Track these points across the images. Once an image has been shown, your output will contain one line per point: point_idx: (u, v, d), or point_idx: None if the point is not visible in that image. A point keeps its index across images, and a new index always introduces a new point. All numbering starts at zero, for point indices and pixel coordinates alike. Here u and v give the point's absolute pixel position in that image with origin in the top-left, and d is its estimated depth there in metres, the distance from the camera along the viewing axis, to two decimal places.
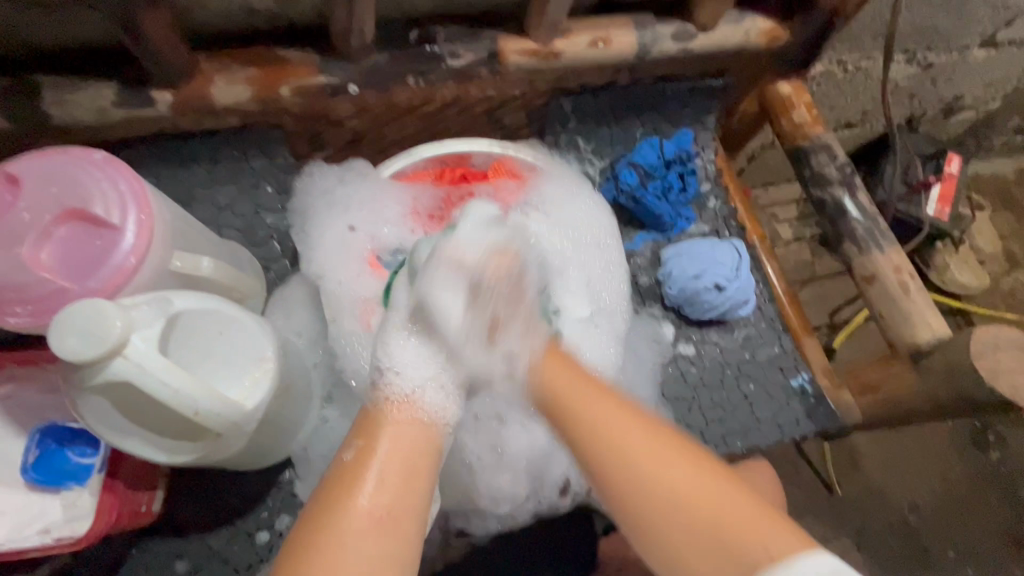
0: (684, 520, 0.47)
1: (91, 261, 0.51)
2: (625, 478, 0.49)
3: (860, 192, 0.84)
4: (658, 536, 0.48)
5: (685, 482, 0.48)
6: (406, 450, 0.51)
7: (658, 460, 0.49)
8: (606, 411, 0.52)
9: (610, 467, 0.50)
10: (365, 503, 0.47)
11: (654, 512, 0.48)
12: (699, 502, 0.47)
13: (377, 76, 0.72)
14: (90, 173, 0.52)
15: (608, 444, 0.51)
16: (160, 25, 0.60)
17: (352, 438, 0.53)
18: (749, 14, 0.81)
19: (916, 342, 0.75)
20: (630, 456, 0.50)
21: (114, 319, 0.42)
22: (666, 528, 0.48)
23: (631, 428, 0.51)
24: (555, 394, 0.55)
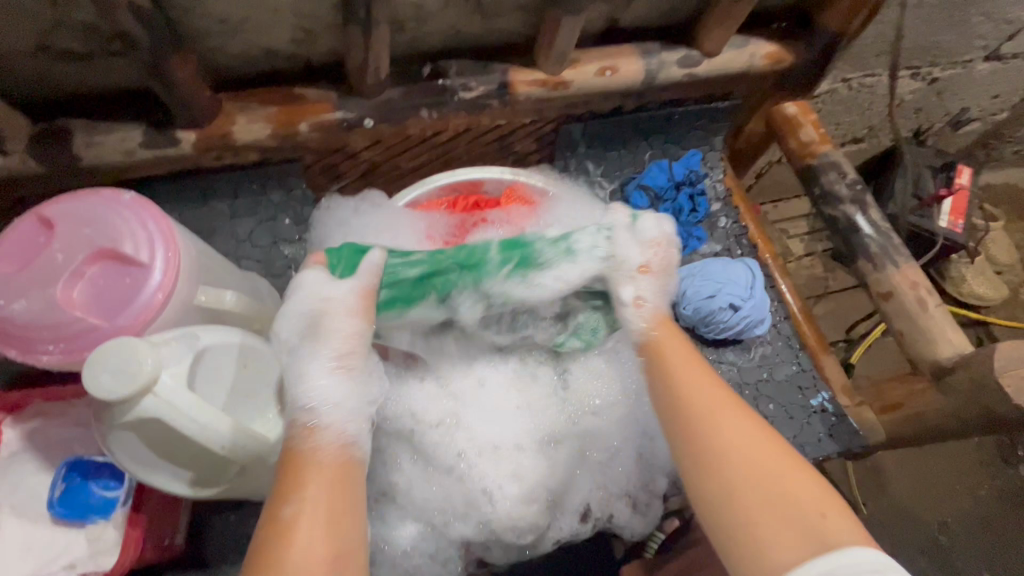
0: (750, 477, 0.46)
1: (121, 298, 0.52)
2: (709, 441, 0.49)
3: (873, 209, 0.84)
4: (718, 498, 0.47)
5: (772, 457, 0.48)
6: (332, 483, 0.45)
7: (751, 428, 0.49)
8: (699, 378, 0.54)
9: (691, 447, 0.50)
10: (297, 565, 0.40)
11: (733, 484, 0.47)
12: (766, 476, 0.46)
13: (391, 110, 0.74)
14: (119, 214, 0.54)
15: (706, 416, 0.51)
16: (185, 69, 0.62)
17: (277, 499, 0.43)
18: (752, 38, 0.83)
19: (937, 359, 0.74)
20: (728, 441, 0.49)
21: (144, 357, 0.43)
22: (741, 512, 0.46)
23: (707, 390, 0.52)
24: (660, 352, 0.57)
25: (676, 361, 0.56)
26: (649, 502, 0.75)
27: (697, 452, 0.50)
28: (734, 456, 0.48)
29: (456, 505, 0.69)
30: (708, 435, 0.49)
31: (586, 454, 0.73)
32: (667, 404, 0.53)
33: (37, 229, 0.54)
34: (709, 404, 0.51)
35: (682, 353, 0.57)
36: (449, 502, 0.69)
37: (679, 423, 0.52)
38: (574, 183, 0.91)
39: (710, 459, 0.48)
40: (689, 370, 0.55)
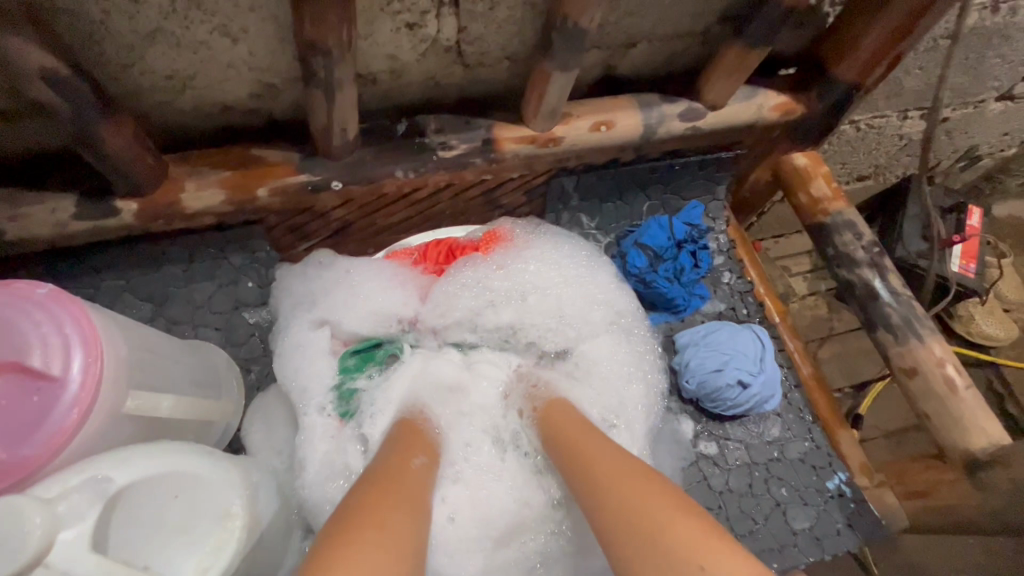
0: (637, 522, 0.44)
1: (26, 421, 0.44)
2: (596, 478, 0.51)
3: (892, 273, 0.77)
4: (618, 541, 0.45)
5: (659, 511, 0.44)
6: (430, 459, 0.58)
7: (641, 478, 0.48)
8: (590, 435, 0.57)
9: (586, 496, 0.50)
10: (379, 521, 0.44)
11: (619, 538, 0.45)
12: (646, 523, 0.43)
13: (363, 171, 0.66)
14: (28, 317, 0.46)
15: (592, 465, 0.53)
16: (119, 136, 0.54)
17: (403, 450, 0.56)
18: (760, 88, 0.76)
19: (970, 449, 0.66)
20: (604, 481, 0.50)
21: (35, 525, 0.35)
22: (626, 549, 0.44)
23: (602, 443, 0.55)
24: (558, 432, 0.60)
25: (600, 449, 0.54)
26: None
27: (590, 496, 0.50)
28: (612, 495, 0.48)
29: None
30: (609, 486, 0.49)
31: (574, 567, 0.68)
32: (581, 469, 0.53)
33: None
34: (607, 462, 0.52)
35: (575, 423, 0.61)
36: None
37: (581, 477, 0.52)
38: (565, 236, 0.83)
39: (602, 501, 0.48)
40: (605, 445, 0.55)
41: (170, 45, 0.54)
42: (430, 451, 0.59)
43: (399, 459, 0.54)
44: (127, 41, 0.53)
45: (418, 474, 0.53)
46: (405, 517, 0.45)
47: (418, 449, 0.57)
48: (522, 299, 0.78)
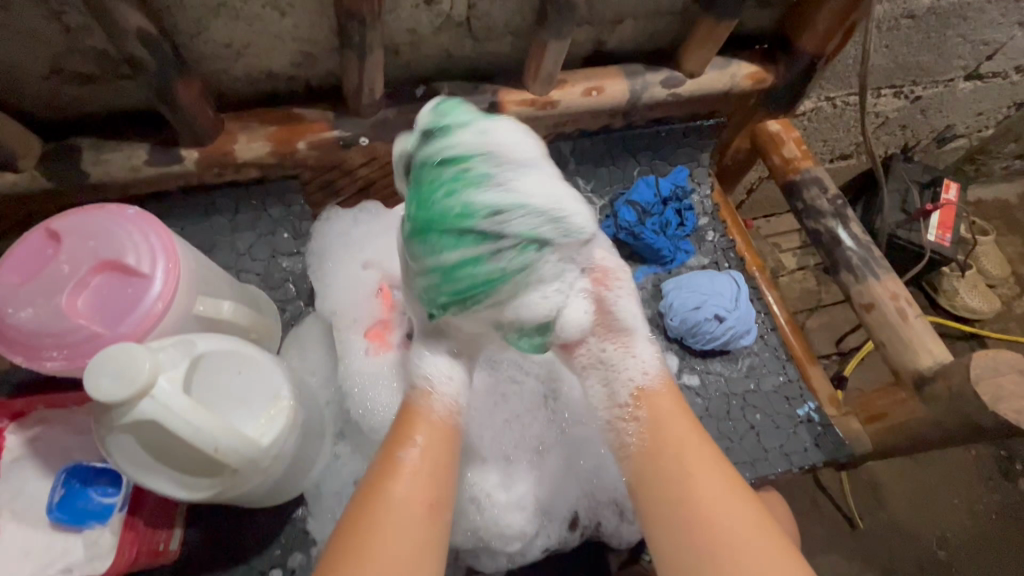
0: (694, 495, 0.53)
1: (123, 307, 0.55)
2: (671, 476, 0.55)
3: (854, 223, 0.86)
4: (674, 501, 0.54)
5: (748, 528, 0.51)
6: (435, 443, 0.57)
7: (727, 485, 0.53)
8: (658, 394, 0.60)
9: (655, 477, 0.56)
10: (403, 492, 0.52)
11: (698, 537, 0.51)
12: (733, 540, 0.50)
13: (386, 129, 0.77)
14: (124, 228, 0.57)
15: (678, 448, 0.56)
16: (189, 90, 0.66)
17: (393, 442, 0.56)
18: (733, 59, 0.86)
19: (918, 367, 0.76)
20: (686, 478, 0.54)
21: (144, 361, 0.46)
22: (695, 548, 0.51)
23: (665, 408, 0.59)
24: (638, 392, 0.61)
25: (664, 402, 0.60)
26: None
27: (662, 476, 0.55)
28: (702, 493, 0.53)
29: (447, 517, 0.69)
30: (668, 454, 0.56)
31: (571, 463, 0.74)
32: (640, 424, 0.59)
33: (45, 242, 0.56)
34: (694, 446, 0.56)
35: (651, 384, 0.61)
36: None
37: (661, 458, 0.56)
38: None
39: (680, 496, 0.53)
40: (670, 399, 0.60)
41: (231, 17, 0.66)
42: (437, 434, 0.57)
43: (388, 456, 0.55)
44: (197, 13, 0.64)
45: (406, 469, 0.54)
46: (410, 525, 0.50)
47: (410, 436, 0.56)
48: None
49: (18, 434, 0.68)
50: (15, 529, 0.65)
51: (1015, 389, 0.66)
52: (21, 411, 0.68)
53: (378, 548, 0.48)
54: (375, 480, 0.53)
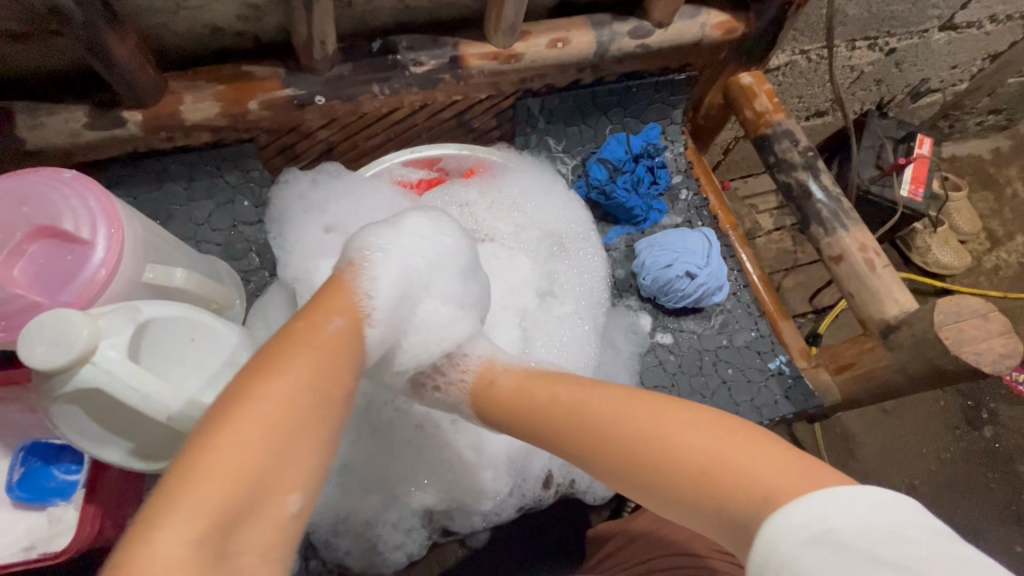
0: (672, 455, 0.46)
1: (63, 275, 0.52)
2: (642, 447, 0.48)
3: (824, 174, 0.86)
4: (659, 471, 0.46)
5: (712, 450, 0.45)
6: (354, 319, 0.54)
7: (672, 417, 0.48)
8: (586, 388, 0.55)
9: (635, 457, 0.48)
10: (297, 365, 0.46)
11: (691, 497, 0.45)
12: (702, 482, 0.44)
13: (342, 86, 0.74)
14: (60, 192, 0.54)
15: (614, 424, 0.50)
16: (125, 45, 0.62)
17: (315, 311, 0.54)
18: (703, 8, 0.83)
19: (884, 317, 0.76)
20: (653, 441, 0.48)
21: (81, 327, 0.44)
22: (698, 499, 0.44)
23: (603, 391, 0.54)
24: (530, 392, 0.58)
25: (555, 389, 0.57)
26: None
27: (625, 460, 0.49)
28: (642, 450, 0.48)
29: (417, 472, 0.72)
30: (614, 428, 0.50)
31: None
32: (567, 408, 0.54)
33: None
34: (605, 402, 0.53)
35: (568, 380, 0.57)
36: (410, 471, 0.72)
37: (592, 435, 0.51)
38: (527, 157, 0.91)
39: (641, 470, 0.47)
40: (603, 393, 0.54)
41: None
42: (355, 310, 0.55)
43: (308, 321, 0.52)
44: None
45: (330, 338, 0.51)
46: (310, 375, 0.46)
47: (336, 310, 0.54)
48: (502, 207, 0.87)
49: None
50: None
51: (976, 333, 0.68)
52: None
53: (259, 409, 0.42)
54: (277, 349, 0.48)
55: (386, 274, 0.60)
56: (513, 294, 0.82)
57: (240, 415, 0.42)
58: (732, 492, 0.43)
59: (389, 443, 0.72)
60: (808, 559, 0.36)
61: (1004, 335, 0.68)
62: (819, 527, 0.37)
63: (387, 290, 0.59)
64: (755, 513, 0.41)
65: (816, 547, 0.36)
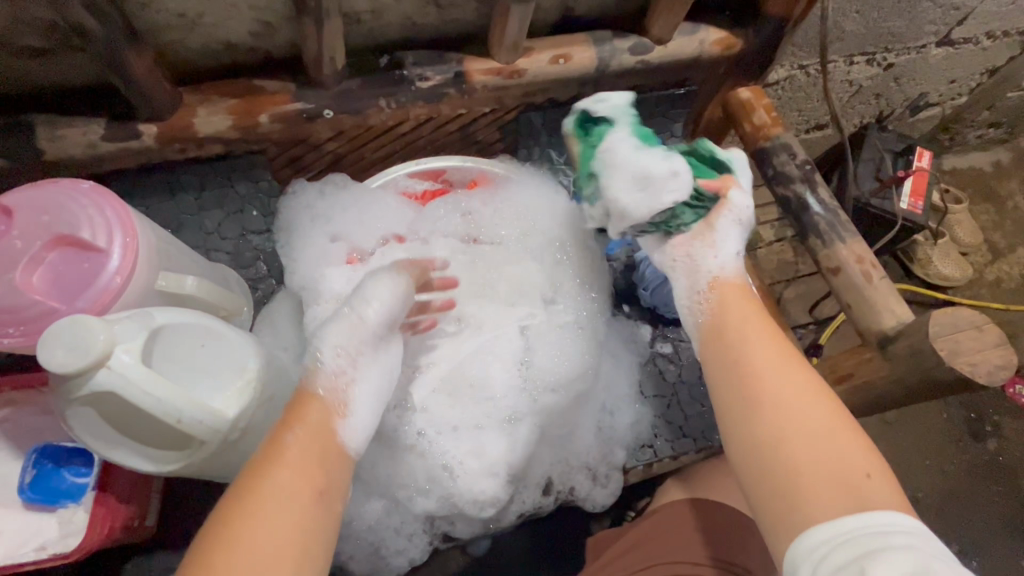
0: (800, 421, 0.49)
1: (80, 282, 0.54)
2: (783, 402, 0.51)
3: (822, 187, 0.87)
4: (777, 429, 0.50)
5: (842, 441, 0.48)
6: (314, 428, 0.54)
7: (808, 395, 0.51)
8: (753, 327, 0.57)
9: (761, 405, 0.51)
10: (289, 474, 0.50)
11: (793, 464, 0.48)
12: (841, 462, 0.47)
13: (349, 100, 0.76)
14: (78, 202, 0.56)
15: (757, 374, 0.53)
16: (142, 61, 0.64)
17: (281, 426, 0.54)
18: (702, 25, 0.85)
19: (882, 328, 0.77)
20: (784, 398, 0.51)
21: (99, 332, 0.45)
22: (807, 463, 0.47)
23: (762, 337, 0.56)
24: (726, 314, 0.59)
25: (728, 321, 0.59)
26: (609, 474, 0.79)
27: (751, 403, 0.52)
28: (780, 416, 0.50)
29: (420, 479, 0.72)
30: (757, 373, 0.53)
31: (544, 428, 0.76)
32: (726, 343, 0.57)
33: None
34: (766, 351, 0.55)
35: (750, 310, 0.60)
36: (411, 479, 0.72)
37: (740, 395, 0.53)
38: (529, 168, 0.91)
39: (771, 442, 0.49)
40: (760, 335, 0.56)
41: None
42: (318, 419, 0.55)
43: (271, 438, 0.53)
44: None
45: (293, 452, 0.52)
46: (286, 495, 0.48)
47: (297, 421, 0.54)
48: (502, 214, 0.86)
49: None
50: None
51: (972, 345, 0.68)
52: None
53: (257, 540, 0.45)
54: (258, 468, 0.50)
55: (371, 379, 0.61)
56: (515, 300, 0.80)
57: (235, 552, 0.45)
58: (852, 487, 0.46)
59: (392, 454, 0.72)
60: (890, 547, 0.41)
61: (999, 346, 0.68)
62: (899, 535, 0.42)
63: (371, 397, 0.61)
64: (879, 503, 0.45)
65: (889, 536, 0.42)
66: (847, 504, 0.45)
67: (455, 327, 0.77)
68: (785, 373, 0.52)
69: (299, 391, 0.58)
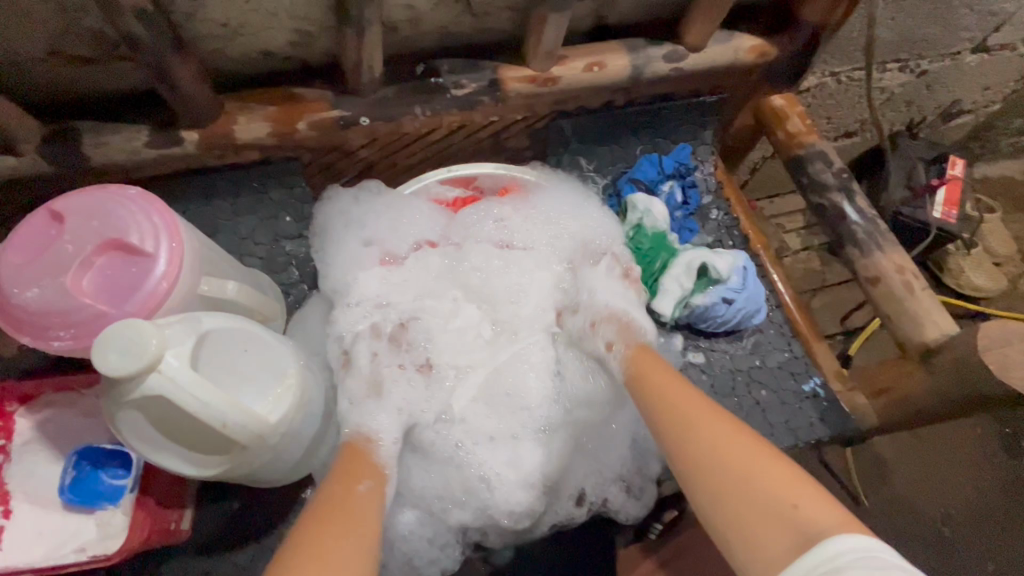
0: (737, 467, 0.52)
1: (129, 286, 0.55)
2: (714, 454, 0.54)
3: (859, 196, 0.86)
4: (721, 481, 0.52)
5: (770, 476, 0.50)
6: (378, 482, 0.61)
7: (730, 440, 0.55)
8: (673, 379, 0.64)
9: (706, 454, 0.55)
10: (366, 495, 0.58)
11: (745, 520, 0.49)
12: (767, 496, 0.49)
13: (385, 107, 0.77)
14: (126, 207, 0.56)
15: (690, 430, 0.57)
16: (187, 69, 0.65)
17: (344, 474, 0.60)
18: (736, 32, 0.85)
19: (924, 340, 0.76)
20: (720, 450, 0.54)
21: (151, 336, 0.46)
22: (755, 510, 0.49)
23: (673, 386, 0.63)
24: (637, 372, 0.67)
25: (653, 376, 0.66)
26: (644, 486, 0.78)
27: (694, 462, 0.55)
28: (731, 471, 0.52)
29: (455, 490, 0.72)
30: (688, 431, 0.57)
31: (578, 439, 0.77)
32: (654, 403, 0.63)
33: (48, 223, 0.56)
34: (705, 424, 0.57)
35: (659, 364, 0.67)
36: (445, 487, 0.72)
37: (688, 456, 0.56)
38: (562, 175, 0.91)
39: (724, 495, 0.52)
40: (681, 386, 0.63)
41: None
42: (377, 474, 0.62)
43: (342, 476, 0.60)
44: None
45: (361, 502, 0.57)
46: (359, 530, 0.54)
47: (358, 464, 0.62)
48: (534, 220, 0.86)
49: (29, 418, 0.68)
50: (23, 510, 0.65)
51: None
52: (30, 395, 0.68)
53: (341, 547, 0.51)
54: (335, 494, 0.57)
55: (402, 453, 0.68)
56: (545, 304, 0.81)
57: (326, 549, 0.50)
58: (793, 518, 0.47)
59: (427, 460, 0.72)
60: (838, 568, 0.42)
61: None
62: (842, 549, 0.43)
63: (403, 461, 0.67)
64: (828, 528, 0.45)
65: (844, 566, 0.42)
66: (798, 544, 0.46)
67: (489, 335, 0.79)
68: (706, 425, 0.57)
69: (348, 448, 0.64)
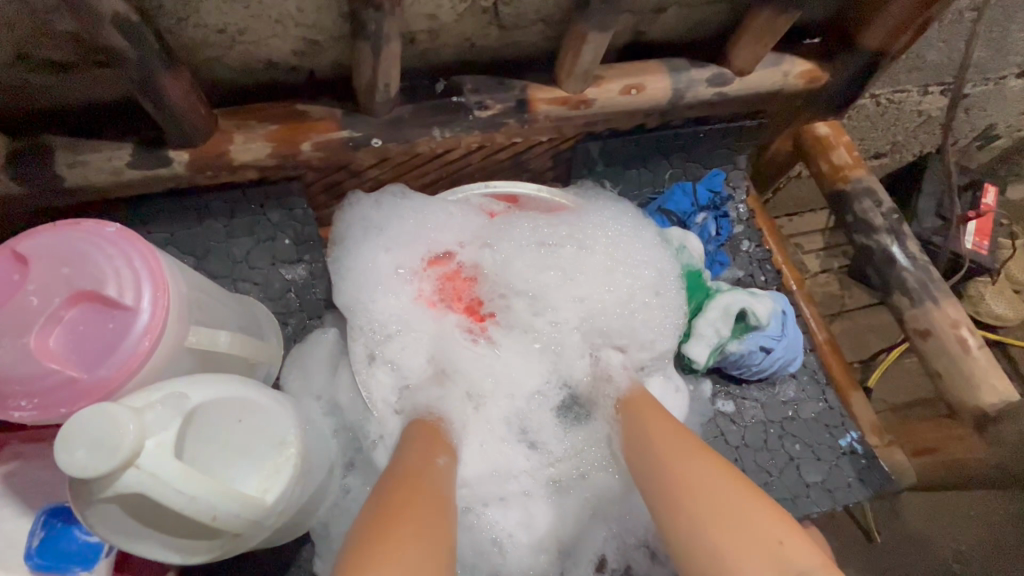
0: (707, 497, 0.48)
1: (104, 346, 0.47)
2: (692, 484, 0.50)
3: (909, 239, 0.79)
4: (687, 511, 0.48)
5: (750, 513, 0.46)
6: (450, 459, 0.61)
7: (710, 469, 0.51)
8: (659, 419, 0.61)
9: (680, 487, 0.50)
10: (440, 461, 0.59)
11: (718, 552, 0.44)
12: (748, 530, 0.44)
13: (400, 129, 0.69)
14: (103, 251, 0.48)
15: (670, 462, 0.53)
16: (178, 85, 0.57)
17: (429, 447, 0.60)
18: (786, 55, 0.77)
19: (980, 405, 0.71)
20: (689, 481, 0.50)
21: (128, 425, 0.38)
22: (715, 539, 0.45)
23: (664, 426, 0.60)
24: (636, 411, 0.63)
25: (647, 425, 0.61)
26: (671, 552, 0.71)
27: (668, 492, 0.51)
28: (705, 501, 0.48)
29: (466, 554, 0.68)
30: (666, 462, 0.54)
31: (592, 509, 0.71)
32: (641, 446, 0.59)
33: (10, 266, 0.48)
34: (684, 464, 0.53)
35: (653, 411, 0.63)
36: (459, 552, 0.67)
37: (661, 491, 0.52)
38: (603, 194, 0.84)
39: (691, 518, 0.47)
40: (668, 431, 0.59)
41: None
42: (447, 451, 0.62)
43: (421, 455, 0.58)
44: None
45: (442, 472, 0.57)
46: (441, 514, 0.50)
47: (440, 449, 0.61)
48: (578, 242, 0.77)
49: None
50: None
51: None
52: None
53: (425, 522, 0.48)
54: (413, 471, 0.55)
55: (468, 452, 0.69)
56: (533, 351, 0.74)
57: (412, 516, 0.48)
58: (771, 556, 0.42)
59: None
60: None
61: None
62: None
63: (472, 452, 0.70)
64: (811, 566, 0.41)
65: None
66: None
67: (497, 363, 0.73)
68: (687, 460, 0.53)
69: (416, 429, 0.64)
